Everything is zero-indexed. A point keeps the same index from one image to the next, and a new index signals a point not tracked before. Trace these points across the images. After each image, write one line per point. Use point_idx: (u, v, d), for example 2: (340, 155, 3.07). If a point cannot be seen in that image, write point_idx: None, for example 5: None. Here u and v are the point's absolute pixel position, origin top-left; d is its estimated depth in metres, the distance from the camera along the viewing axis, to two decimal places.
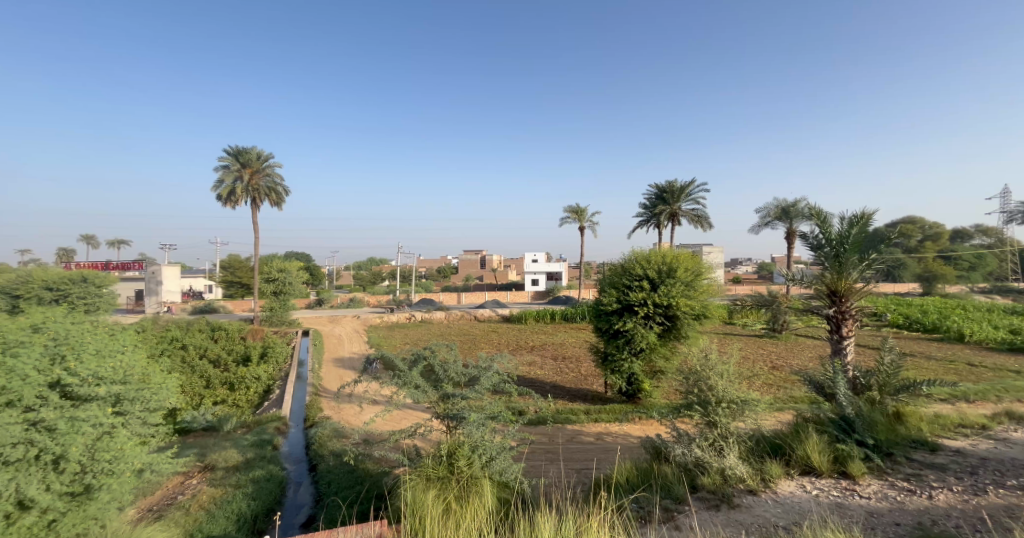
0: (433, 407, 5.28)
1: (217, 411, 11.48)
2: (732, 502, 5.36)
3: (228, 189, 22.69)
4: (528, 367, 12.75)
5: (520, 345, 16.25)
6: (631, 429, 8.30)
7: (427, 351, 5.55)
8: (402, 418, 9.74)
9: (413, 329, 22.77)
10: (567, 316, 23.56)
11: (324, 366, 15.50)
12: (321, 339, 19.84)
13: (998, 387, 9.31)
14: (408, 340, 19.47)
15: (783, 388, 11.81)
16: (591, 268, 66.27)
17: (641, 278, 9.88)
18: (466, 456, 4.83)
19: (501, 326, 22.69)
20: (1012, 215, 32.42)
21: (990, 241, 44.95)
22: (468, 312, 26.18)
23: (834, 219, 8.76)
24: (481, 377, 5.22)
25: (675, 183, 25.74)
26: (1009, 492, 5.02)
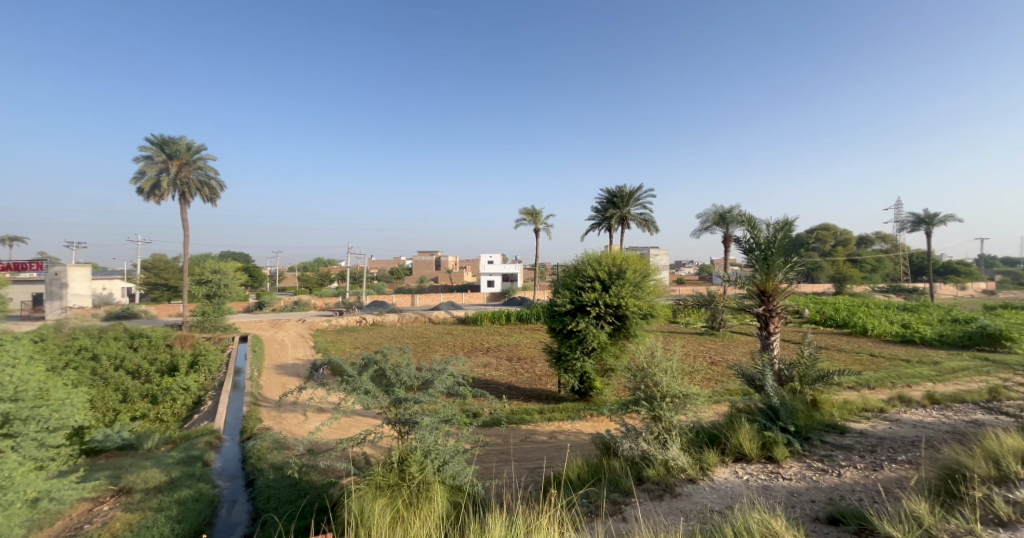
0: (385, 413, 5.20)
1: (136, 428, 10.58)
2: (674, 492, 5.71)
3: (150, 181, 20.89)
4: (483, 369, 12.81)
5: (474, 347, 16.26)
6: (584, 427, 8.60)
7: (378, 355, 5.45)
8: (350, 425, 9.48)
9: (362, 333, 22.11)
10: (522, 317, 23.91)
11: (265, 373, 14.71)
12: (262, 345, 18.79)
13: (894, 374, 10.58)
14: (357, 344, 18.90)
15: (720, 381, 12.68)
16: (544, 268, 67.36)
17: (593, 279, 10.26)
18: (417, 461, 4.81)
19: (455, 327, 22.55)
20: (903, 224, 36.63)
21: (887, 246, 49.94)
22: (421, 314, 25.84)
23: (762, 224, 9.55)
24: (435, 380, 5.23)
25: (624, 188, 26.76)
26: (901, 465, 5.75)
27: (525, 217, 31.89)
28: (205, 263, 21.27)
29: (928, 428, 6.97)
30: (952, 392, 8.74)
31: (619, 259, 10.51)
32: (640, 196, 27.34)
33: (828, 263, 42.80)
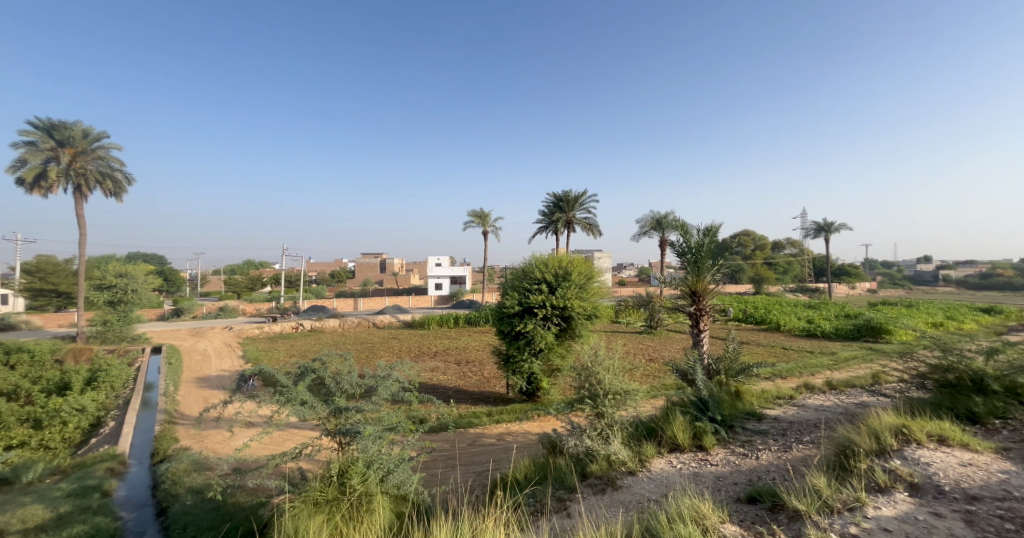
0: (323, 424, 5.04)
1: (13, 460, 9.27)
2: (615, 484, 6.03)
3: (35, 171, 18.52)
4: (430, 373, 12.69)
5: (421, 351, 16.04)
6: (531, 427, 8.79)
7: (316, 363, 5.27)
8: (284, 439, 9.00)
9: (297, 340, 20.99)
10: (470, 320, 23.86)
11: (183, 387, 13.50)
12: (179, 357, 17.21)
13: (803, 364, 11.83)
14: (293, 352, 17.91)
15: (658, 377, 13.47)
16: (492, 270, 67.64)
17: (541, 281, 10.53)
18: (359, 472, 4.70)
19: (400, 332, 22.08)
20: (807, 231, 40.96)
21: (797, 250, 55.57)
22: (365, 318, 25.01)
23: (693, 230, 10.30)
24: (378, 387, 5.13)
25: (569, 193, 27.57)
26: (806, 445, 6.48)
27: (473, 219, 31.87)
28: (109, 266, 19.35)
29: (827, 411, 7.89)
30: (845, 378, 9.96)
31: (565, 262, 10.88)
32: (584, 202, 28.37)
33: (750, 265, 46.69)
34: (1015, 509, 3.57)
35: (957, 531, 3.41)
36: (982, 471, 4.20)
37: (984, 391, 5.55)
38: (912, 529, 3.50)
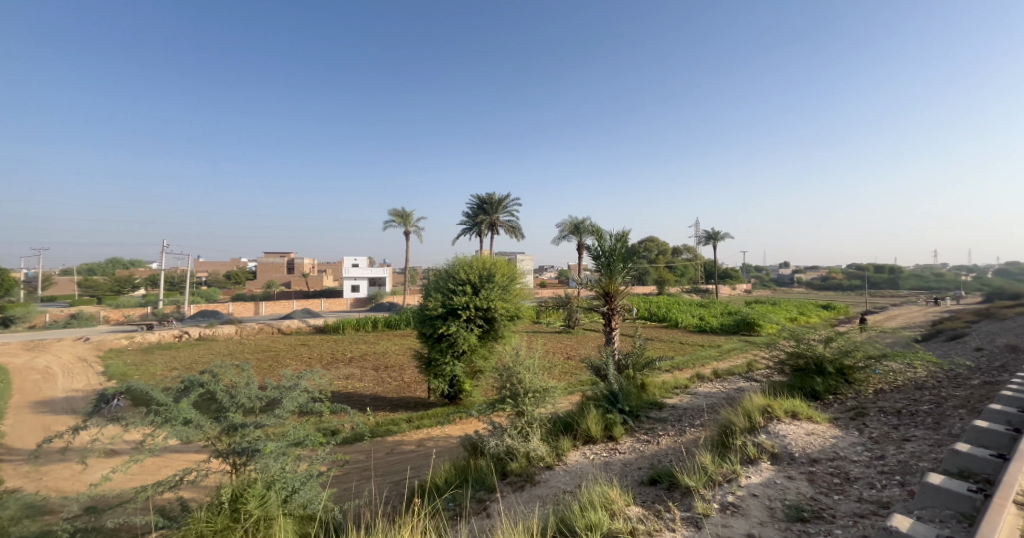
0: (213, 445, 4.58)
1: None
2: (533, 480, 6.28)
3: None
4: (345, 381, 12.09)
5: (335, 358, 15.18)
6: (452, 431, 8.80)
7: (204, 377, 4.79)
8: (159, 466, 7.90)
9: (182, 351, 18.62)
10: (390, 323, 23.16)
11: (13, 415, 11.21)
12: (14, 378, 14.23)
13: (697, 357, 13.29)
14: (176, 365, 15.84)
15: (575, 374, 14.24)
16: (412, 272, 66.13)
17: (465, 283, 10.61)
18: (257, 494, 4.34)
19: (311, 337, 20.67)
20: (700, 238, 45.81)
21: (693, 255, 61.86)
22: (268, 324, 22.99)
23: (606, 235, 11.07)
24: (283, 399, 4.82)
25: (493, 196, 27.91)
26: (697, 428, 7.32)
27: (393, 218, 30.84)
28: None
29: (714, 396, 8.99)
30: (728, 368, 11.41)
31: (488, 264, 11.08)
32: (508, 204, 28.94)
33: (655, 268, 51.00)
34: (844, 467, 4.41)
35: (805, 491, 4.12)
36: (822, 439, 5.12)
37: (824, 372, 6.77)
38: (774, 493, 4.16)
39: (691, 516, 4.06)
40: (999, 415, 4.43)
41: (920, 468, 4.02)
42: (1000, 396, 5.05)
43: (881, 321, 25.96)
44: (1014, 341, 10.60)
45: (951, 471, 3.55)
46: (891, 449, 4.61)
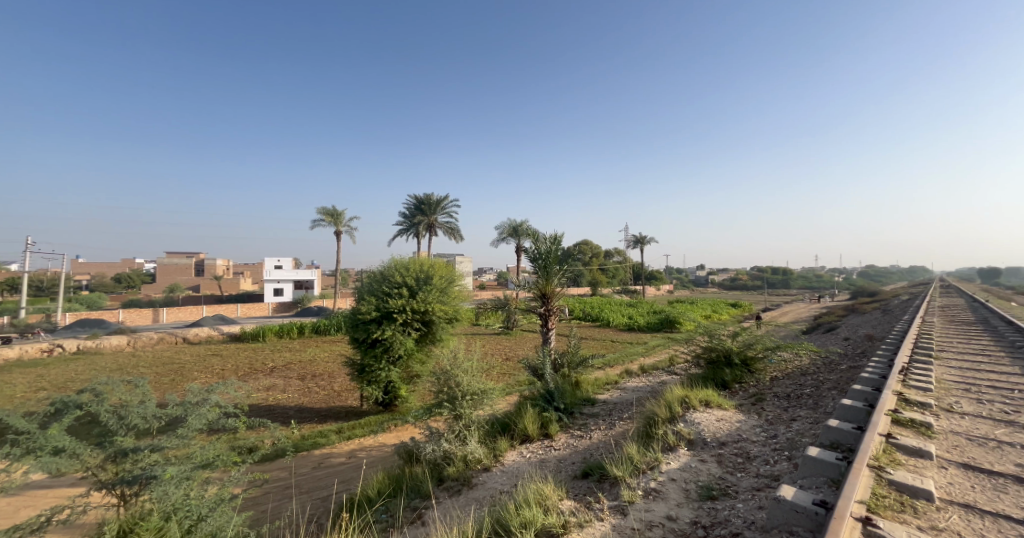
0: (93, 475, 4.04)
1: None
2: (470, 483, 6.28)
3: None
4: (266, 392, 11.24)
5: (253, 368, 14.05)
6: (386, 439, 8.53)
7: (85, 397, 4.21)
8: (22, 506, 6.72)
9: (58, 367, 16.06)
10: (317, 328, 21.94)
11: None
12: None
13: (626, 354, 14.05)
14: (49, 385, 13.61)
15: (512, 374, 14.44)
16: (344, 274, 63.15)
17: (401, 286, 10.35)
18: (153, 527, 3.76)
19: (225, 346, 18.90)
20: (628, 241, 48.42)
21: (623, 258, 65.15)
22: (172, 332, 20.71)
23: (542, 238, 11.37)
24: (188, 415, 4.42)
25: (431, 196, 27.45)
26: (625, 421, 7.77)
27: (322, 217, 29.20)
28: None
29: (641, 390, 9.58)
30: (653, 363, 12.21)
31: (425, 266, 10.93)
32: (446, 206, 28.61)
33: (589, 270, 53.03)
34: (746, 447, 4.93)
35: (714, 472, 4.55)
36: (729, 424, 5.67)
37: (732, 364, 7.50)
38: (689, 476, 4.55)
39: (618, 505, 4.31)
40: (861, 393, 5.21)
41: (803, 442, 4.61)
42: (863, 376, 5.94)
43: (778, 316, 29.29)
44: (877, 330, 12.54)
45: (825, 444, 4.11)
46: (783, 428, 5.23)
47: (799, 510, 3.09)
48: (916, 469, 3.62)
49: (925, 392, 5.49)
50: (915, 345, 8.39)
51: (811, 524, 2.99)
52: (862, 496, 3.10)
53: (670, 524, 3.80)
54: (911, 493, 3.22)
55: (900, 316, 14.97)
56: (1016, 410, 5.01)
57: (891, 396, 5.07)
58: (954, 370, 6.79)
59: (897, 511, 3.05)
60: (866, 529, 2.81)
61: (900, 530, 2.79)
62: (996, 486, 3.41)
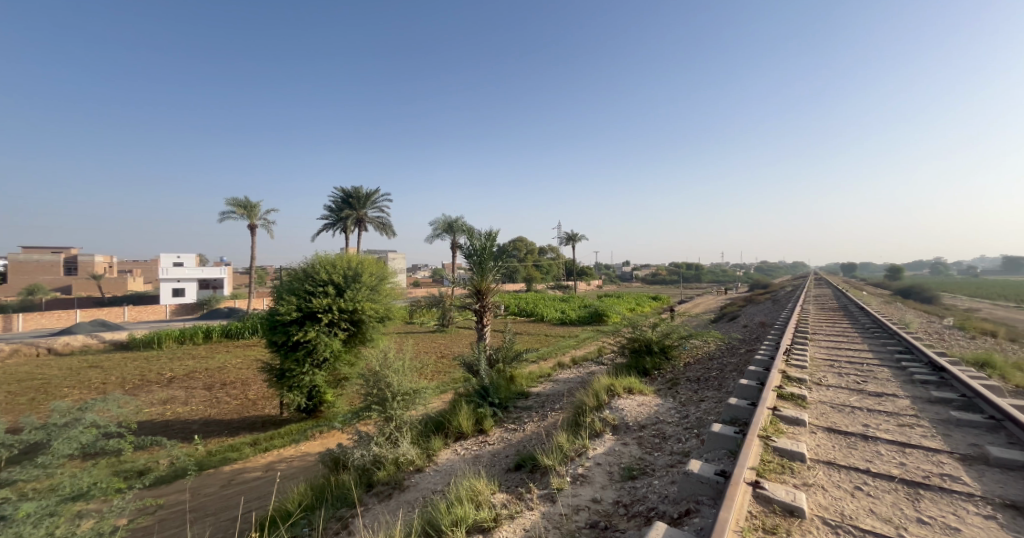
0: None
1: None
2: (402, 486, 6.07)
3: None
4: (164, 406, 10.03)
5: (147, 380, 12.47)
6: (310, 447, 8.01)
7: None
8: None
9: None
10: (228, 332, 20.03)
11: None
12: None
13: (558, 347, 14.45)
14: None
15: (447, 372, 14.24)
16: (262, 272, 58.32)
17: (326, 284, 9.74)
18: None
19: (111, 356, 16.56)
20: (561, 238, 49.82)
21: (557, 254, 66.96)
22: (42, 342, 17.74)
23: (477, 234, 11.29)
24: (55, 440, 3.80)
25: (360, 189, 26.16)
26: (557, 411, 7.96)
27: (232, 209, 26.61)
28: None
29: (572, 381, 9.88)
30: (583, 355, 12.68)
31: (353, 263, 10.38)
32: (377, 200, 27.41)
33: (524, 266, 53.90)
34: (663, 428, 5.26)
35: (635, 453, 4.80)
36: (648, 408, 6.03)
37: (651, 351, 7.98)
38: (612, 459, 4.76)
39: (547, 493, 4.39)
40: (755, 372, 5.80)
41: (709, 419, 5.02)
42: (757, 358, 6.62)
43: (691, 307, 31.90)
44: (768, 317, 14.15)
45: (726, 420, 4.51)
46: (694, 408, 5.66)
47: (704, 480, 3.35)
48: (793, 435, 4.11)
49: (802, 369, 6.27)
50: (795, 330, 9.60)
51: (713, 492, 3.25)
52: (753, 462, 3.44)
53: (594, 506, 3.94)
54: (788, 456, 3.65)
55: (787, 304, 17.04)
56: (868, 380, 5.89)
57: (778, 374, 5.70)
58: (826, 349, 7.83)
59: (778, 473, 3.42)
60: (754, 492, 3.12)
61: (779, 489, 3.13)
62: (850, 444, 3.97)
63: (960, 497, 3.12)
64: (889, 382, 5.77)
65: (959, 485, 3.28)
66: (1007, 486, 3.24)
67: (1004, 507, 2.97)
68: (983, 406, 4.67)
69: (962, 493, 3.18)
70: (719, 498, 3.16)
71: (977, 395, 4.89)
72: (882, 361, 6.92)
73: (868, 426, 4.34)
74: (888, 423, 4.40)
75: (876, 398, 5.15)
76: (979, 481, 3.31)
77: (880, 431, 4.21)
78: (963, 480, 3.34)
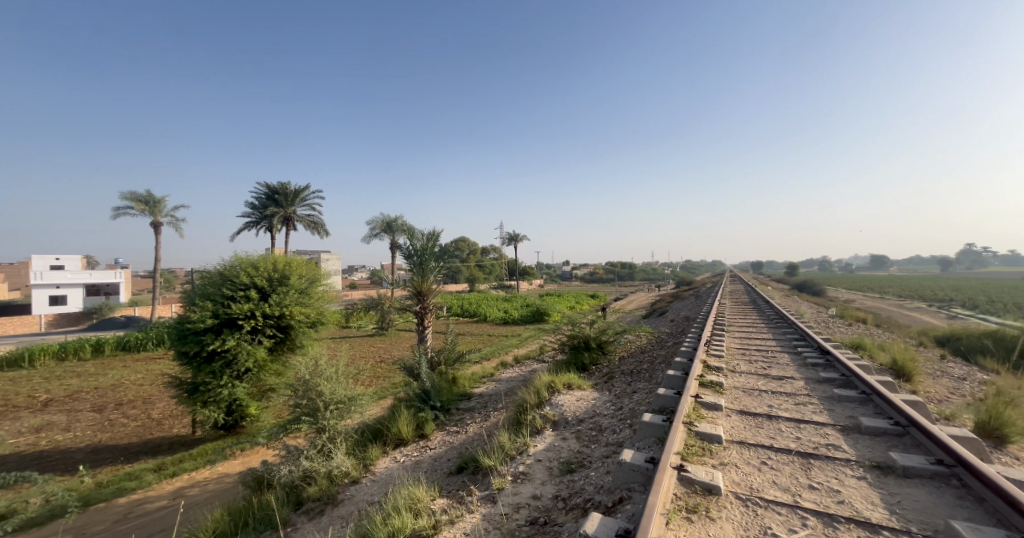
0: None
1: None
2: (336, 500, 5.69)
3: None
4: (39, 435, 8.65)
5: (17, 405, 10.68)
6: (229, 467, 7.32)
7: None
8: None
9: None
10: (126, 345, 17.83)
11: None
12: None
13: (500, 347, 14.44)
14: None
15: (386, 377, 13.71)
16: (171, 276, 52.62)
17: (248, 287, 8.94)
18: None
19: None
20: (502, 238, 50.06)
21: (498, 254, 67.19)
22: None
23: (418, 233, 10.94)
24: None
25: (288, 186, 24.47)
26: (499, 411, 7.91)
27: (128, 204, 23.66)
28: None
29: (515, 380, 9.90)
30: (524, 353, 12.79)
31: (280, 265, 9.63)
32: (307, 196, 25.75)
33: (465, 267, 53.57)
34: (599, 421, 5.39)
35: (574, 447, 4.87)
36: (586, 402, 6.16)
37: (589, 347, 8.19)
38: (552, 455, 4.79)
39: (488, 494, 4.30)
40: (681, 363, 6.14)
41: (641, 409, 5.21)
42: (682, 349, 7.02)
43: (626, 304, 33.46)
44: (692, 312, 15.14)
45: (656, 409, 4.71)
46: (628, 400, 5.86)
47: (635, 468, 3.45)
48: (712, 419, 4.37)
49: (720, 358, 6.73)
50: (715, 322, 10.34)
51: (643, 478, 3.36)
52: (678, 447, 3.60)
53: (534, 503, 3.92)
54: (708, 439, 3.87)
55: (707, 299, 18.42)
56: (773, 365, 6.44)
57: (699, 364, 6.07)
58: (741, 339, 8.49)
59: (700, 455, 3.61)
60: (677, 475, 3.26)
61: (700, 470, 3.30)
62: (757, 423, 4.29)
63: (841, 463, 3.48)
64: (789, 366, 6.36)
65: (840, 452, 3.66)
66: (875, 450, 3.68)
67: (871, 468, 3.36)
68: (858, 383, 5.30)
69: (842, 459, 3.54)
70: (649, 484, 3.27)
71: (853, 373, 5.53)
72: (784, 347, 7.63)
73: (771, 406, 4.73)
74: (788, 402, 4.84)
75: (779, 381, 5.65)
76: (854, 448, 3.73)
77: (782, 410, 4.61)
78: (843, 448, 3.73)
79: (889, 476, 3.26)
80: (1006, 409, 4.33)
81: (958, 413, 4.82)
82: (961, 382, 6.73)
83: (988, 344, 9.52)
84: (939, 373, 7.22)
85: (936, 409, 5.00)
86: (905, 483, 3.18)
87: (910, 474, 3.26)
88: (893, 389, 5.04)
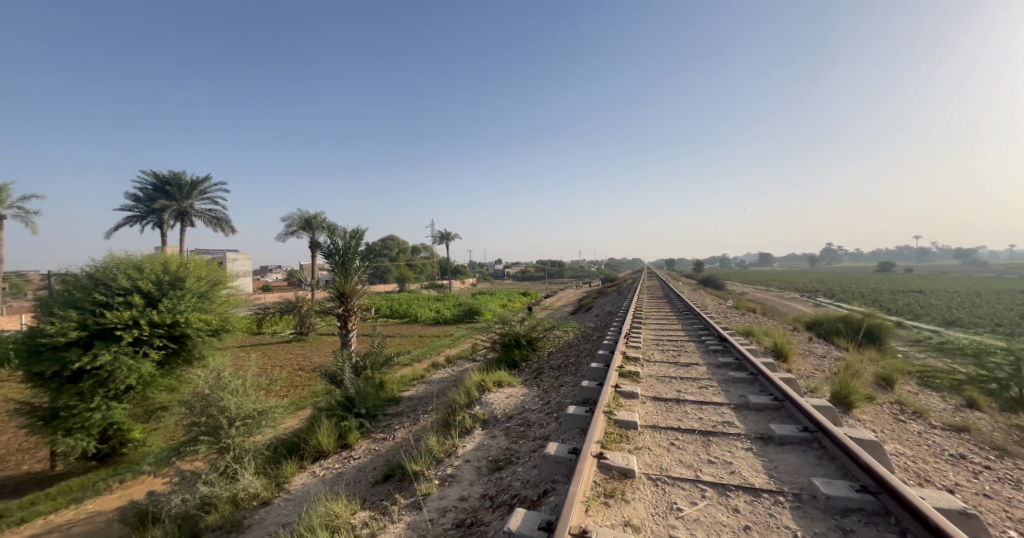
0: None
1: None
2: (242, 526, 5.08)
3: None
4: None
5: None
6: (102, 504, 6.28)
7: None
8: None
9: None
10: None
11: None
12: None
13: (431, 348, 14.06)
14: None
15: (305, 386, 12.74)
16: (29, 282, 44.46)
17: (129, 292, 7.74)
18: None
19: None
20: (433, 236, 49.11)
21: (428, 253, 65.72)
22: None
23: (339, 231, 10.21)
24: None
25: (182, 175, 21.77)
26: (427, 414, 7.63)
27: None
28: None
29: (447, 380, 9.65)
30: (455, 353, 12.55)
31: (170, 266, 8.46)
32: (206, 188, 23.10)
33: (395, 266, 51.84)
34: (527, 416, 5.37)
35: (501, 444, 4.80)
36: (515, 399, 6.13)
37: (518, 344, 8.17)
38: (480, 454, 4.67)
39: (413, 501, 4.08)
40: (602, 356, 6.32)
41: (565, 403, 5.28)
42: (604, 343, 7.25)
43: (556, 302, 34.52)
44: (616, 306, 15.83)
45: (577, 401, 4.78)
46: (553, 394, 5.91)
47: (559, 459, 3.44)
48: (628, 407, 4.51)
49: (638, 350, 7.05)
50: (633, 316, 10.89)
51: (567, 469, 3.36)
52: (597, 436, 3.66)
53: (460, 505, 3.77)
54: (625, 426, 3.99)
55: (628, 294, 19.52)
56: (681, 354, 6.88)
57: (619, 355, 6.31)
58: (657, 331, 8.98)
59: (618, 442, 3.70)
60: (596, 462, 3.30)
61: (618, 456, 3.37)
62: (667, 408, 4.52)
63: (733, 437, 3.76)
64: (695, 354, 6.81)
65: (733, 428, 3.95)
66: (760, 423, 4.03)
67: (756, 440, 3.67)
68: (748, 366, 5.82)
69: (734, 433, 3.83)
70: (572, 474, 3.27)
71: (744, 357, 6.07)
72: (691, 337, 8.20)
73: (679, 391, 5.02)
74: (693, 386, 5.17)
75: (686, 368, 6.03)
76: (743, 423, 4.06)
77: (688, 394, 4.91)
78: (735, 424, 4.04)
79: (769, 445, 3.57)
80: (852, 380, 5.01)
81: (819, 386, 5.50)
82: (823, 359, 7.74)
83: (844, 326, 11.07)
84: (809, 353, 8.23)
85: (805, 384, 5.66)
86: (781, 449, 3.50)
87: (784, 442, 3.60)
88: (775, 369, 5.61)
